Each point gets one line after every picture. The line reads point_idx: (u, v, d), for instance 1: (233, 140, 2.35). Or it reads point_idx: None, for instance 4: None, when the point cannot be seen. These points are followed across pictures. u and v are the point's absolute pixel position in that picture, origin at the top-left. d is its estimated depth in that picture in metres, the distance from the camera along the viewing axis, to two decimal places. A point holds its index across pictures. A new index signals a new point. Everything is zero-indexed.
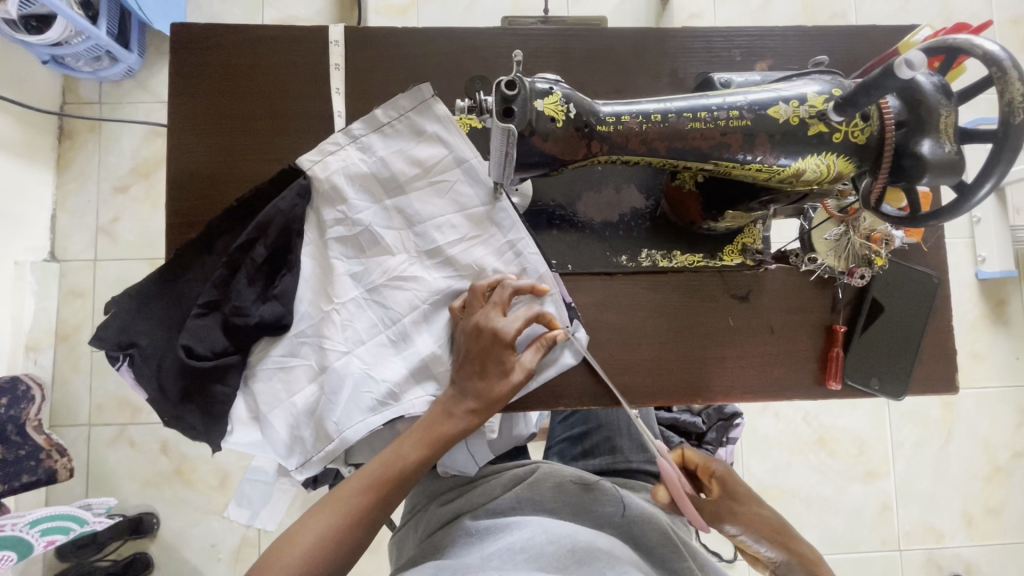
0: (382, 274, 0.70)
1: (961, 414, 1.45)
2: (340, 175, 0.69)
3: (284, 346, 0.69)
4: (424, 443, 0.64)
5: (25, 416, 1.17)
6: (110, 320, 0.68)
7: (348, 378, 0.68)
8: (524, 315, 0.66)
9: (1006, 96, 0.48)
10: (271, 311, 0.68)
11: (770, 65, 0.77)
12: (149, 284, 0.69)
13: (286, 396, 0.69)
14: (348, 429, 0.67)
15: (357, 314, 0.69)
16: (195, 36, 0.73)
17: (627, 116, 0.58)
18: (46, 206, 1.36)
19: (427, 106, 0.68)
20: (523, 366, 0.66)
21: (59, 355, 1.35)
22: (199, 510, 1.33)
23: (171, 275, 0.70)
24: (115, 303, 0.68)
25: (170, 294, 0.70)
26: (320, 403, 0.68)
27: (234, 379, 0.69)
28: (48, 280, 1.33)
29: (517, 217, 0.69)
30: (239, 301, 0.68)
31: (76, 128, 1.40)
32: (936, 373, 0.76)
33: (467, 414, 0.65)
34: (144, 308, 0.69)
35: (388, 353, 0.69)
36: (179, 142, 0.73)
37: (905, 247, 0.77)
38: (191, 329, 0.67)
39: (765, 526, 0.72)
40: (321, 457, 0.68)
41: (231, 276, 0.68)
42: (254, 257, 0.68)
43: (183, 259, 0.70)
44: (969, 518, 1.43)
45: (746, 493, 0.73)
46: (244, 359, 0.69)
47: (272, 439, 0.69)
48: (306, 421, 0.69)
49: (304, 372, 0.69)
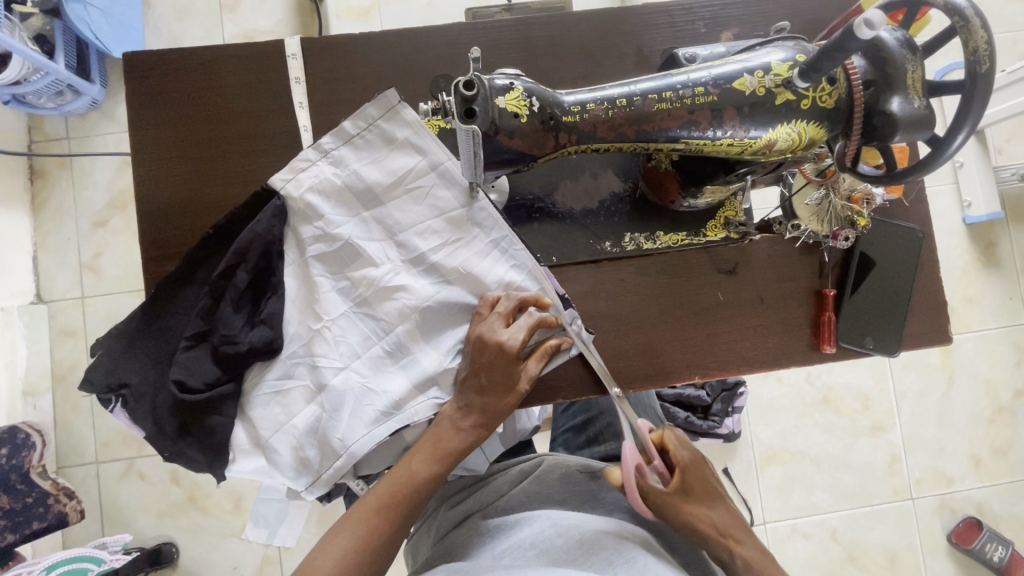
0: (368, 287, 0.69)
1: (960, 359, 1.46)
2: (313, 192, 0.67)
3: (278, 369, 0.69)
4: (434, 457, 0.66)
5: (29, 464, 1.17)
6: (98, 362, 0.67)
7: (348, 394, 0.67)
8: (527, 324, 0.66)
9: (971, 46, 0.47)
10: (261, 336, 0.67)
11: (735, 34, 0.76)
12: (133, 324, 0.68)
13: (287, 419, 0.69)
14: (355, 443, 0.67)
15: (349, 329, 0.69)
16: (149, 63, 0.72)
17: (592, 104, 0.57)
18: (26, 248, 1.34)
19: (396, 113, 0.66)
20: (527, 377, 0.67)
21: (57, 397, 1.34)
22: (216, 535, 1.33)
23: (156, 310, 0.69)
24: (102, 344, 0.68)
25: (155, 331, 0.69)
26: (321, 421, 0.67)
27: (231, 408, 0.68)
28: (37, 323, 1.32)
29: (498, 215, 0.68)
30: (227, 328, 0.67)
31: (46, 166, 1.37)
32: (929, 326, 0.76)
33: (473, 428, 0.66)
34: (130, 347, 0.68)
35: (385, 363, 0.69)
36: (145, 175, 0.72)
37: (887, 205, 0.77)
38: (181, 363, 0.66)
39: (708, 527, 0.67)
40: (329, 476, 0.68)
41: (216, 304, 0.67)
42: (237, 283, 0.67)
43: (165, 292, 0.69)
44: (977, 460, 1.44)
45: (703, 489, 0.69)
46: (239, 387, 0.68)
47: (278, 463, 0.69)
48: (309, 441, 0.68)
49: (300, 394, 0.69)
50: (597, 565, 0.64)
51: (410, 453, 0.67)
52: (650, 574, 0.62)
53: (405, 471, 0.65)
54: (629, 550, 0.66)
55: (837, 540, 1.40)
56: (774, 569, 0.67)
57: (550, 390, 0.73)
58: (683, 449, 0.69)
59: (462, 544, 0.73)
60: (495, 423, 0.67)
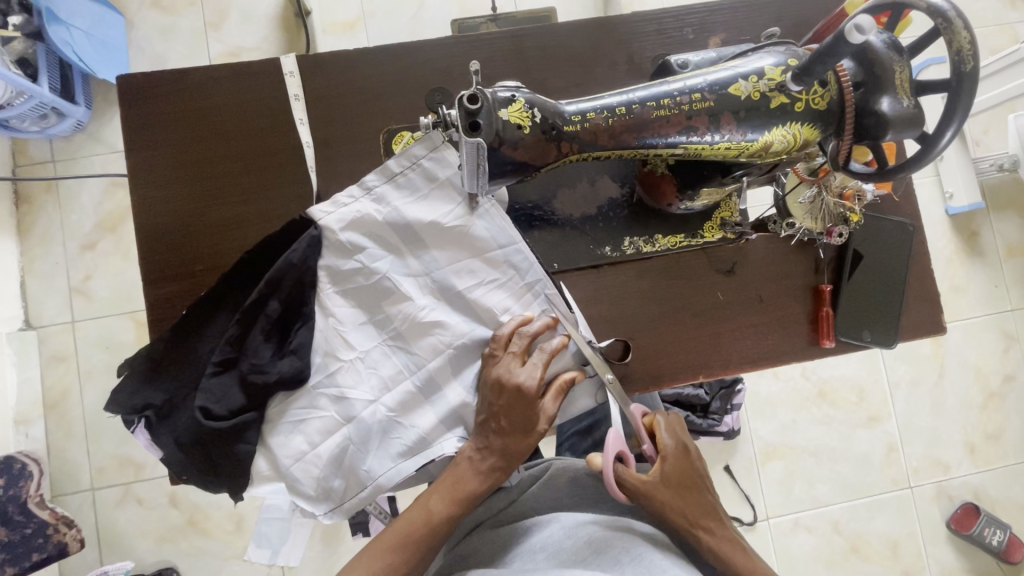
0: (403, 321, 0.70)
1: (950, 348, 1.48)
2: (353, 227, 0.68)
3: (303, 399, 0.69)
4: (453, 497, 0.66)
5: (26, 494, 1.15)
6: (123, 383, 0.67)
7: (377, 426, 0.69)
8: (543, 361, 0.67)
9: (955, 46, 0.49)
10: (290, 366, 0.67)
11: (723, 39, 0.78)
12: (159, 347, 0.68)
13: (309, 449, 0.68)
14: (381, 476, 0.69)
15: (381, 360, 0.70)
16: (146, 85, 0.72)
17: (592, 113, 0.58)
18: (14, 274, 1.32)
19: (441, 153, 0.67)
20: (546, 417, 0.67)
21: (50, 424, 1.32)
22: (218, 557, 1.31)
23: (183, 334, 0.68)
24: (128, 364, 0.67)
25: (184, 353, 0.68)
26: (347, 452, 0.68)
27: (254, 435, 0.68)
28: (27, 349, 1.30)
29: (534, 258, 0.69)
30: (257, 358, 0.67)
31: (32, 191, 1.35)
32: (923, 317, 0.78)
33: (492, 470, 0.67)
34: (156, 369, 0.68)
35: (415, 400, 0.70)
36: (143, 197, 0.71)
37: (878, 200, 0.79)
38: (207, 388, 0.66)
39: (681, 516, 0.67)
40: (353, 505, 0.70)
41: (245, 333, 0.67)
42: (269, 312, 0.67)
43: (193, 317, 0.68)
44: (971, 446, 1.47)
45: (683, 480, 0.68)
46: (261, 415, 0.68)
47: (300, 492, 0.69)
48: (332, 473, 0.69)
49: (323, 424, 0.69)
50: (605, 564, 0.64)
51: (427, 493, 0.67)
52: (657, 570, 0.62)
53: (421, 509, 0.66)
54: (636, 547, 0.65)
55: (840, 531, 1.41)
56: (749, 563, 0.67)
57: (565, 412, 0.74)
58: (669, 436, 0.69)
59: (475, 552, 0.74)
60: (514, 465, 0.67)
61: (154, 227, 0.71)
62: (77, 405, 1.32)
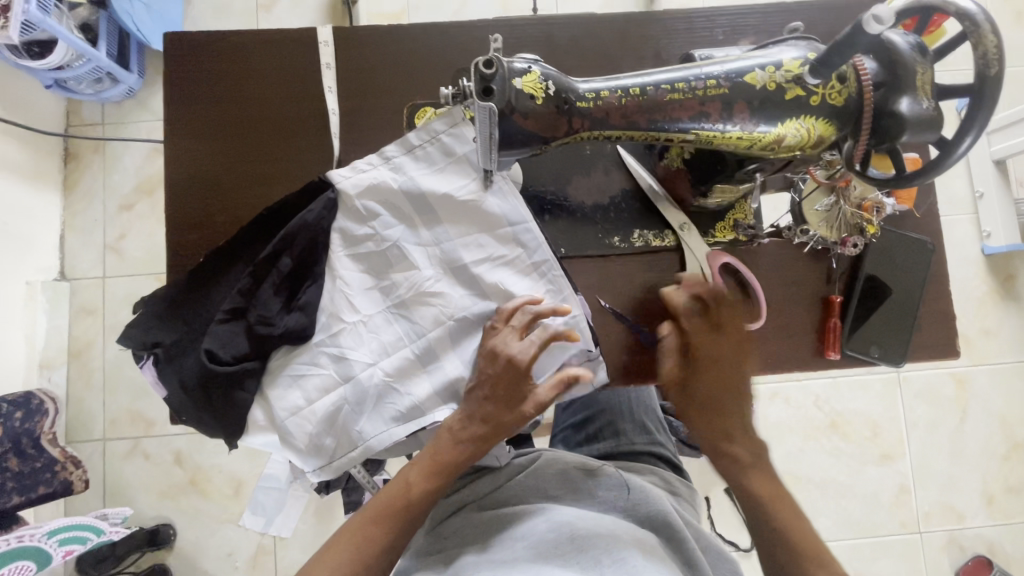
0: (408, 288, 0.71)
1: (975, 392, 1.43)
2: (370, 193, 0.70)
3: (305, 355, 0.70)
4: (433, 465, 0.66)
5: (40, 429, 1.20)
6: (137, 320, 0.70)
7: (372, 389, 0.70)
8: (539, 339, 0.66)
9: (981, 50, 0.48)
10: (296, 321, 0.69)
11: (753, 43, 0.78)
12: (175, 289, 0.70)
13: (305, 404, 0.70)
14: (372, 437, 0.70)
15: (383, 326, 0.71)
16: (191, 43, 0.75)
17: (606, 92, 0.59)
18: (55, 227, 1.39)
19: (460, 130, 0.69)
20: (535, 396, 0.66)
21: (72, 372, 1.37)
22: (214, 519, 1.34)
23: (200, 280, 0.71)
24: (143, 304, 0.70)
25: (198, 299, 0.71)
26: (341, 411, 0.70)
27: (254, 385, 0.70)
28: (59, 298, 1.36)
29: (543, 239, 0.70)
30: (265, 310, 0.69)
31: (80, 149, 1.43)
32: (939, 343, 0.75)
33: (473, 440, 0.66)
34: (171, 311, 0.70)
35: (412, 368, 0.71)
36: (176, 148, 0.75)
37: (898, 215, 0.77)
38: (215, 333, 0.68)
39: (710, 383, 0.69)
40: (341, 463, 0.71)
41: (256, 285, 0.70)
42: (281, 268, 0.70)
43: (211, 266, 0.71)
44: (989, 497, 1.41)
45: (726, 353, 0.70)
46: (263, 365, 0.70)
47: (291, 444, 0.70)
48: (324, 429, 0.70)
49: (321, 382, 0.70)
50: (584, 563, 0.64)
51: (411, 462, 0.67)
52: None
53: (402, 481, 0.66)
54: (619, 551, 0.64)
55: None
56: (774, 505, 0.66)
57: None
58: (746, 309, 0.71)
59: (457, 533, 0.74)
60: (496, 437, 0.66)
61: (185, 178, 0.75)
62: (99, 357, 1.38)
